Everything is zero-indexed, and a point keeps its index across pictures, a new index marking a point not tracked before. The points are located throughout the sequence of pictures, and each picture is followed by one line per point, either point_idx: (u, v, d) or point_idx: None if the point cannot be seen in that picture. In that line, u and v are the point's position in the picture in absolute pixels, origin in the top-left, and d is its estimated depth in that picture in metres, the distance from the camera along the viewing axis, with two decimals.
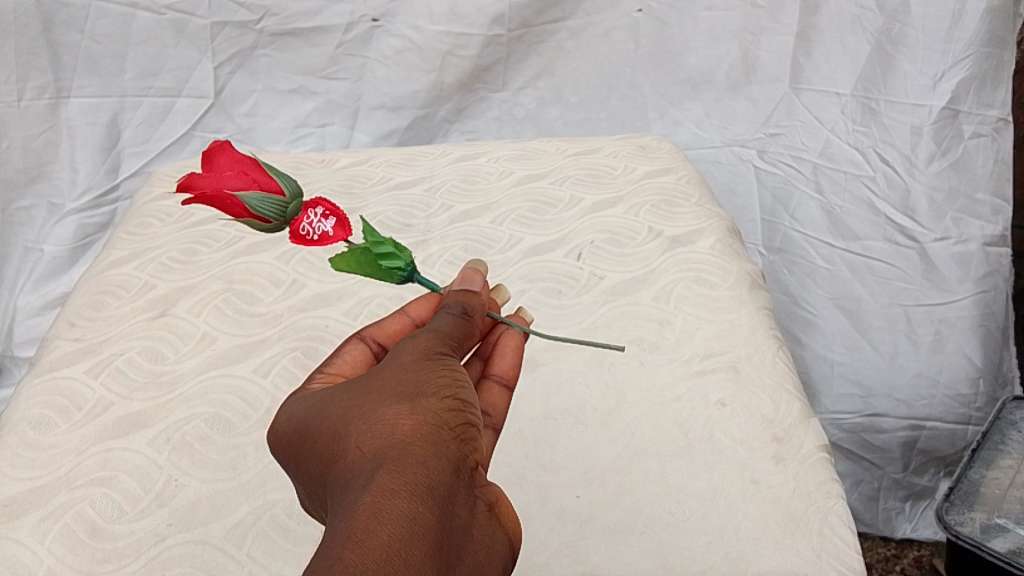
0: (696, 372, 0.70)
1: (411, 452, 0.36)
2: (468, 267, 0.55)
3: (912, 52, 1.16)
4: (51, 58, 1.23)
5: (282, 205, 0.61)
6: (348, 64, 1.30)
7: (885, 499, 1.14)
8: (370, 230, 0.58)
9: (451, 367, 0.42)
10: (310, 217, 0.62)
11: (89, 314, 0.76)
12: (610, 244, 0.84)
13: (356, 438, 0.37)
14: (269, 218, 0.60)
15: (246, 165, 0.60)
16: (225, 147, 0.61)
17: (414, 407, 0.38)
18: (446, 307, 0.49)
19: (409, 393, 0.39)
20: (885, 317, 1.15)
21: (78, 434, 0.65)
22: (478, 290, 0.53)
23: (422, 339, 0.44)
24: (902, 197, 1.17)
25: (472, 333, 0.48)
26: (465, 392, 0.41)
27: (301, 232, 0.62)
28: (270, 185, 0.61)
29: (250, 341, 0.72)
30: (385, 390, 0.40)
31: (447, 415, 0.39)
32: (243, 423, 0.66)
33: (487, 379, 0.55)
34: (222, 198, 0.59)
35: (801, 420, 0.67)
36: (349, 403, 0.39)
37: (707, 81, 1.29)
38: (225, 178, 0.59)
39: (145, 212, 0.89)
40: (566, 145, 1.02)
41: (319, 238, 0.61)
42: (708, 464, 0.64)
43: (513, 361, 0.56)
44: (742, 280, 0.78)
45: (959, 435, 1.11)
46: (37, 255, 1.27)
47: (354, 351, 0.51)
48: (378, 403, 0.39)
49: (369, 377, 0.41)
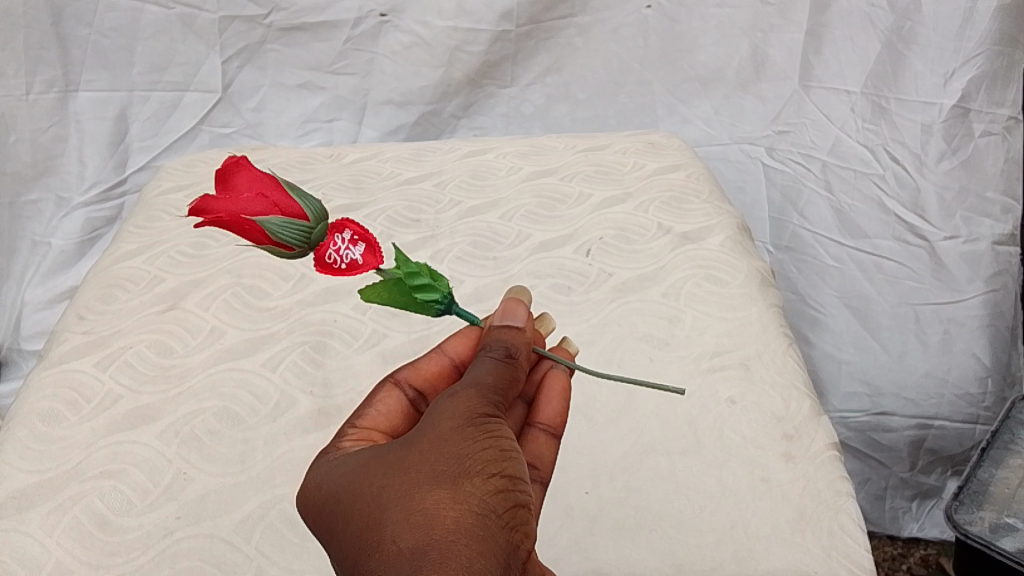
0: (706, 369, 0.70)
1: (454, 552, 0.35)
2: (509, 295, 0.53)
3: (922, 51, 1.16)
4: (60, 52, 1.23)
5: (306, 230, 0.57)
6: (356, 59, 1.30)
7: (892, 498, 1.14)
8: (404, 259, 0.56)
9: (495, 432, 0.41)
10: (338, 244, 0.60)
11: (99, 308, 0.76)
12: (620, 240, 0.83)
13: (395, 528, 0.37)
14: (292, 245, 0.56)
15: (265, 185, 0.57)
16: (244, 167, 0.59)
17: (457, 492, 0.38)
18: (489, 349, 0.48)
19: (451, 473, 0.38)
20: (894, 316, 1.15)
21: (87, 427, 0.65)
22: (521, 325, 0.50)
23: (463, 397, 0.42)
24: (912, 196, 1.17)
25: (517, 378, 0.47)
26: (512, 465, 0.40)
27: (328, 260, 0.59)
28: (291, 208, 0.57)
29: (259, 336, 0.72)
30: (425, 468, 0.39)
31: (492, 500, 0.38)
32: (253, 416, 0.65)
33: (531, 427, 0.55)
34: (239, 222, 0.55)
35: (812, 418, 0.67)
36: (386, 482, 0.39)
37: (716, 78, 1.29)
38: (243, 202, 0.56)
39: (153, 206, 0.89)
40: (575, 141, 1.01)
41: (348, 267, 0.59)
42: (718, 461, 0.63)
43: (560, 408, 0.55)
44: (752, 278, 0.78)
45: (968, 434, 1.11)
46: (45, 249, 1.27)
47: (388, 399, 0.51)
48: (418, 486, 0.38)
49: (407, 446, 0.40)
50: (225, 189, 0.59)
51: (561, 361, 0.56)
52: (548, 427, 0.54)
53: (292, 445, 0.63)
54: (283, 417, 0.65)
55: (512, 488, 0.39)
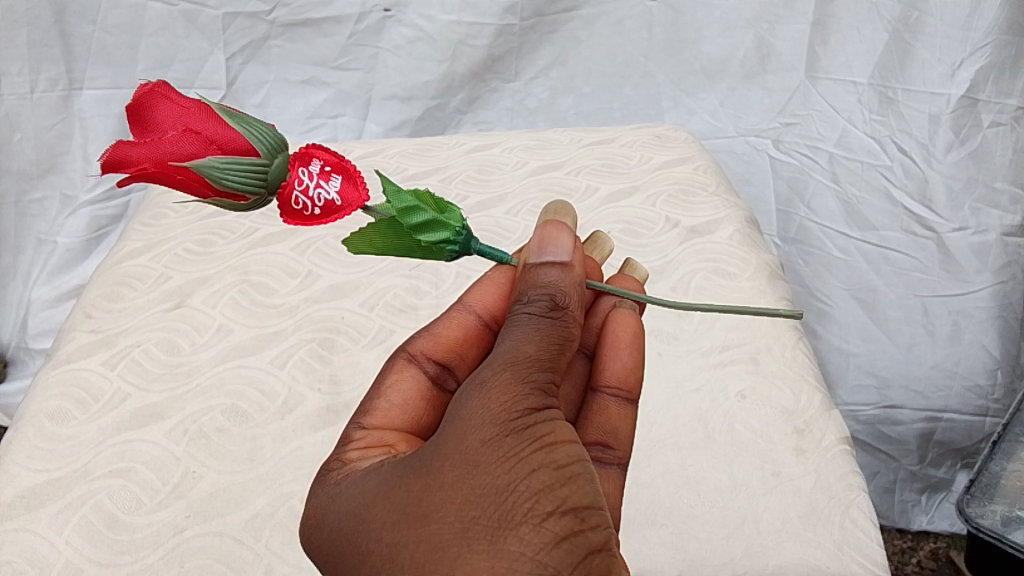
0: (715, 363, 0.69)
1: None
2: (547, 221, 0.52)
3: (929, 41, 1.15)
4: (64, 50, 1.23)
5: (258, 170, 0.52)
6: (360, 54, 1.29)
7: (901, 491, 1.13)
8: (396, 196, 0.53)
9: (540, 446, 0.39)
10: (306, 186, 0.53)
11: (106, 305, 0.75)
12: (627, 234, 0.83)
13: None
14: (243, 192, 0.51)
15: (194, 121, 0.51)
16: (164, 104, 0.51)
17: (500, 554, 0.36)
18: (529, 305, 0.46)
19: (492, 525, 0.36)
20: (902, 308, 1.14)
21: (95, 425, 0.65)
22: (567, 260, 0.49)
23: (497, 397, 0.40)
24: (920, 187, 1.16)
25: (562, 340, 0.45)
26: (570, 493, 0.38)
27: (297, 207, 0.53)
28: (233, 145, 0.51)
29: (266, 333, 0.72)
30: (458, 522, 0.37)
31: (549, 557, 0.36)
32: (261, 414, 0.65)
33: (602, 393, 0.56)
34: (172, 171, 0.49)
35: (823, 411, 0.66)
36: (414, 537, 0.37)
37: (721, 70, 1.28)
38: (170, 145, 0.49)
39: (159, 203, 0.89)
40: (581, 134, 1.01)
41: (326, 210, 0.54)
42: (728, 457, 0.63)
43: (629, 363, 0.56)
44: (762, 271, 0.78)
45: (977, 426, 1.11)
46: (50, 247, 1.28)
47: (401, 383, 0.52)
48: (452, 546, 0.36)
49: (435, 482, 0.38)
50: (141, 129, 0.51)
51: (624, 295, 0.55)
52: (616, 391, 0.56)
53: (301, 442, 0.63)
54: (291, 415, 0.65)
55: (571, 532, 0.37)
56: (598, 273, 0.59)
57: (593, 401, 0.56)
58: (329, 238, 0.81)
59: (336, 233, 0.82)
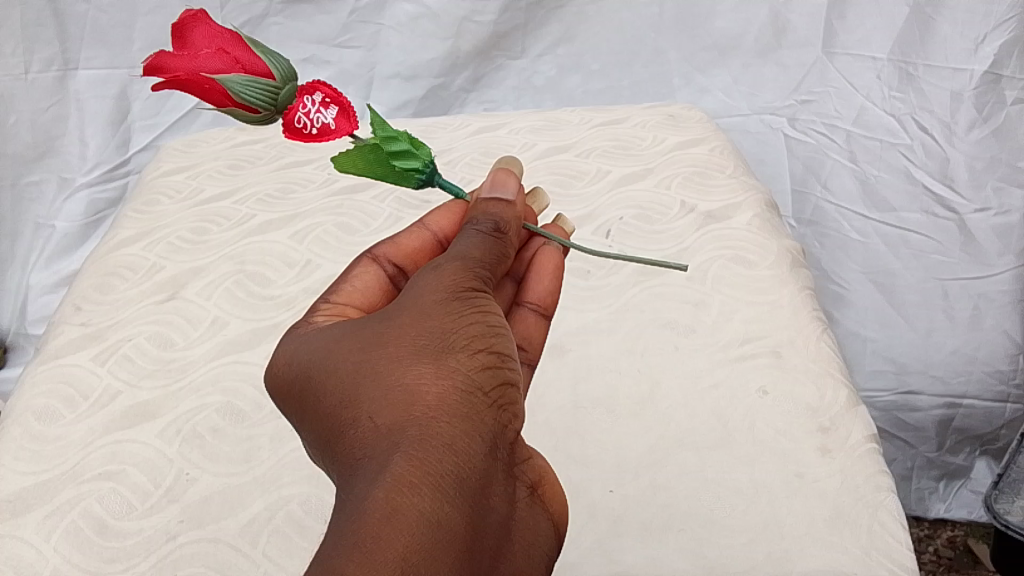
0: (736, 357, 0.65)
1: (437, 429, 0.37)
2: (500, 167, 0.53)
3: (952, 15, 1.12)
4: (58, 29, 1.19)
5: (273, 90, 0.49)
6: (362, 31, 1.26)
7: (918, 479, 1.11)
8: (381, 123, 0.51)
9: (480, 309, 0.42)
10: (307, 106, 0.51)
11: (97, 297, 0.72)
12: (640, 220, 0.79)
13: (377, 406, 0.38)
14: (257, 108, 0.49)
15: (224, 41, 0.49)
16: (201, 20, 0.49)
17: (440, 369, 0.39)
18: (477, 224, 0.48)
19: (434, 350, 0.39)
20: (921, 292, 1.10)
21: (84, 425, 0.62)
22: (512, 199, 0.50)
23: (449, 271, 0.44)
24: (941, 165, 1.13)
25: (504, 255, 0.48)
26: (498, 342, 0.41)
27: (297, 125, 0.51)
28: (256, 67, 0.49)
29: (262, 327, 0.68)
30: (406, 347, 0.40)
31: (477, 376, 0.39)
32: (257, 413, 0.62)
33: (522, 306, 0.55)
34: (198, 82, 0.47)
35: (848, 408, 0.63)
36: (366, 357, 0.40)
37: (734, 47, 1.24)
38: (201, 58, 0.47)
39: (153, 190, 0.86)
40: (592, 115, 0.97)
41: (320, 133, 0.51)
42: (749, 456, 0.60)
43: (551, 288, 0.55)
44: (783, 260, 0.73)
45: (997, 412, 1.07)
46: (48, 232, 1.26)
47: (366, 274, 0.50)
48: (399, 361, 0.39)
49: (391, 320, 0.41)
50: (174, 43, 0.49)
51: (553, 239, 0.54)
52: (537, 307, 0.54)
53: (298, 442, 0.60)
54: None
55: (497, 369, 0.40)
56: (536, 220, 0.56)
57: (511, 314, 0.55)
58: (329, 226, 0.78)
59: (337, 220, 0.79)
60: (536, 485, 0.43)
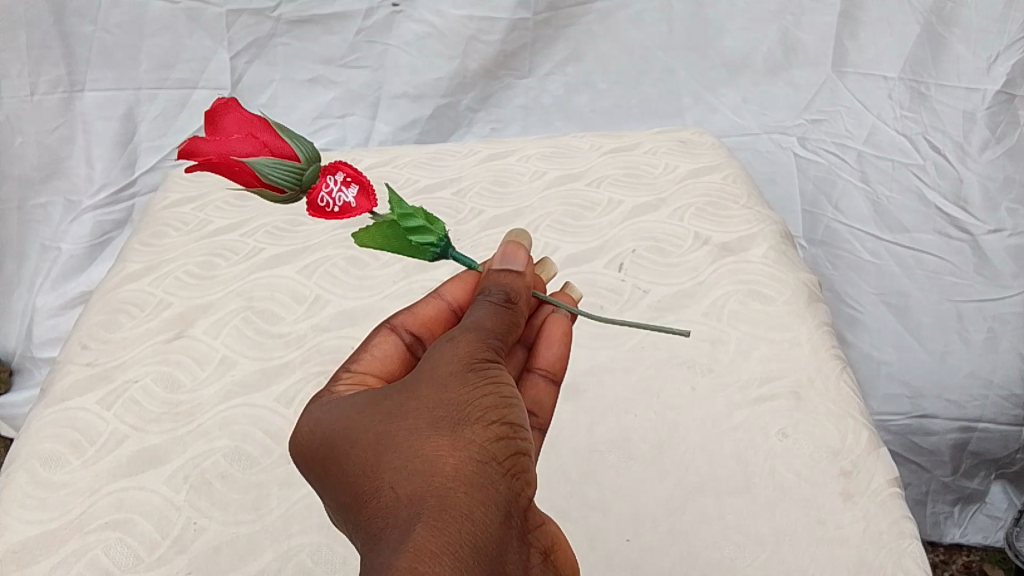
0: (754, 399, 0.64)
1: (454, 498, 0.35)
2: (510, 239, 0.52)
3: (964, 34, 1.09)
4: (64, 51, 1.18)
5: (297, 171, 0.55)
6: (368, 51, 1.24)
7: (933, 504, 1.09)
8: (397, 201, 0.54)
9: (494, 378, 0.41)
10: (329, 186, 0.56)
11: (103, 335, 0.71)
12: (654, 252, 0.78)
13: (396, 478, 0.36)
14: (282, 187, 0.54)
15: (256, 126, 0.54)
16: (232, 106, 0.54)
17: (457, 440, 0.37)
18: (488, 292, 0.47)
19: (451, 421, 0.38)
20: (935, 314, 1.09)
21: (90, 471, 0.61)
22: (522, 269, 0.49)
23: (463, 341, 0.42)
24: (954, 187, 1.11)
25: (517, 324, 0.46)
26: (514, 412, 0.40)
27: (319, 203, 0.56)
28: (282, 149, 0.54)
29: (271, 367, 0.67)
30: (423, 418, 0.38)
31: (493, 446, 0.38)
32: (267, 458, 0.61)
33: (531, 373, 0.55)
34: (229, 164, 0.52)
35: (870, 451, 0.61)
36: (383, 428, 0.39)
37: (744, 65, 1.23)
38: (234, 143, 0.53)
39: (161, 219, 0.86)
40: (603, 141, 0.96)
41: (341, 211, 0.56)
42: (771, 502, 0.58)
43: (559, 353, 0.55)
44: (801, 294, 0.72)
45: (1013, 436, 1.05)
46: (54, 254, 1.25)
47: (385, 344, 0.50)
48: (417, 432, 0.38)
49: (408, 391, 0.40)
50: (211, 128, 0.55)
51: (562, 306, 0.54)
52: (546, 373, 0.55)
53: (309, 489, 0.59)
54: None
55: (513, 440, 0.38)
56: (544, 288, 0.57)
57: (522, 381, 0.55)
58: (339, 258, 0.77)
59: (346, 253, 0.78)
60: (549, 551, 0.40)
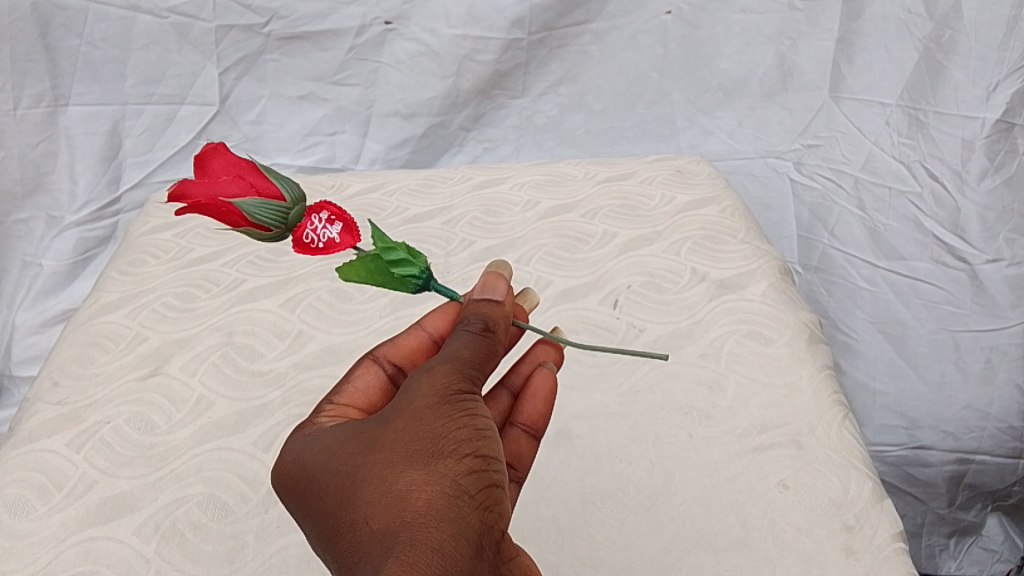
0: (753, 447, 0.61)
1: (425, 534, 0.33)
2: (490, 270, 0.49)
3: (963, 61, 1.06)
4: (48, 65, 1.15)
5: (283, 211, 0.52)
6: (359, 69, 1.22)
7: (929, 536, 1.05)
8: (380, 234, 0.51)
9: (472, 409, 0.38)
10: (314, 223, 0.54)
11: (75, 371, 0.68)
12: (650, 289, 0.75)
13: (369, 512, 0.35)
14: (269, 226, 0.52)
15: (242, 169, 0.52)
16: (219, 150, 0.53)
17: (430, 474, 0.35)
18: (467, 322, 0.44)
19: (425, 454, 0.36)
20: (932, 344, 1.06)
21: (56, 520, 0.57)
22: (501, 299, 0.47)
23: (440, 371, 0.40)
24: (952, 216, 1.08)
25: (497, 352, 0.43)
26: (489, 444, 0.37)
27: (304, 241, 0.54)
28: (269, 190, 0.52)
29: (250, 408, 0.64)
30: (398, 449, 0.36)
31: (466, 480, 0.35)
32: (242, 506, 0.58)
33: (512, 426, 0.52)
34: (217, 206, 0.50)
35: (873, 503, 0.58)
36: (358, 461, 0.37)
37: (741, 88, 1.21)
38: (220, 183, 0.51)
39: (142, 245, 0.83)
40: (597, 169, 0.94)
41: (325, 247, 0.54)
42: (770, 559, 0.55)
43: (542, 409, 0.52)
44: (801, 334, 0.70)
45: (1009, 469, 1.01)
46: (35, 271, 1.20)
47: (366, 375, 0.47)
48: (391, 466, 0.36)
49: (384, 423, 0.38)
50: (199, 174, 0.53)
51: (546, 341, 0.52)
52: (527, 429, 0.52)
53: (285, 541, 0.56)
54: (277, 507, 0.57)
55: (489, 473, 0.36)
56: (526, 318, 0.54)
57: (502, 432, 0.52)
58: (323, 291, 0.74)
59: (330, 285, 0.75)
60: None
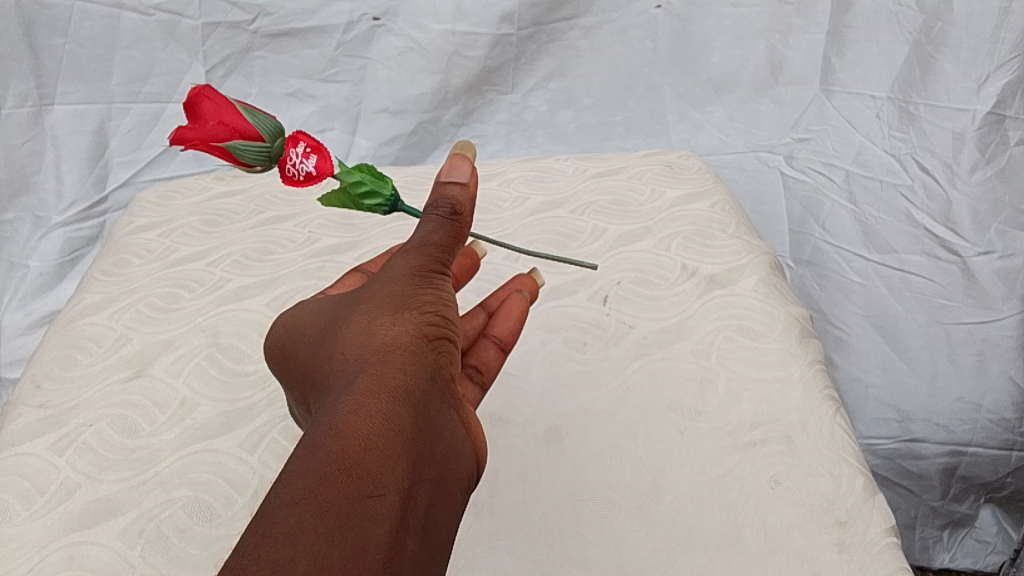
0: (744, 444, 0.61)
1: (391, 356, 0.39)
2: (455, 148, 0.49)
3: (954, 53, 1.06)
4: (32, 64, 1.13)
5: (265, 148, 0.55)
6: (348, 65, 1.21)
7: (922, 528, 1.06)
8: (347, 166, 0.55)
9: (438, 282, 0.44)
10: (293, 157, 0.56)
11: (58, 374, 0.67)
12: (640, 285, 0.75)
13: (346, 344, 0.40)
14: (252, 163, 0.55)
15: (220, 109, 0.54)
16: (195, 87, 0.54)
17: (395, 317, 0.41)
18: (431, 207, 0.46)
19: (394, 302, 0.42)
20: (924, 336, 1.05)
21: (39, 525, 0.57)
22: (467, 180, 0.47)
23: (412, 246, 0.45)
24: (943, 209, 1.08)
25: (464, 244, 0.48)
26: (451, 308, 0.43)
27: (289, 173, 0.57)
28: (247, 128, 0.55)
29: (236, 409, 0.63)
30: (373, 300, 0.42)
31: (428, 326, 0.41)
32: (228, 509, 0.57)
33: (483, 339, 0.58)
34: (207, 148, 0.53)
35: (866, 498, 0.58)
36: (340, 313, 0.43)
37: (731, 82, 1.20)
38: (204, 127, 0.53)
39: (127, 246, 0.82)
40: (587, 164, 0.94)
41: (306, 179, 0.57)
42: (761, 557, 0.54)
43: (513, 327, 0.58)
44: (792, 329, 0.69)
45: (1002, 460, 1.02)
46: (22, 271, 1.20)
47: None
48: (364, 312, 0.41)
49: (362, 288, 0.44)
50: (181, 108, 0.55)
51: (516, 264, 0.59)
52: (497, 340, 0.58)
53: None
54: None
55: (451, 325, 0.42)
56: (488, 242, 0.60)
57: (474, 344, 0.58)
58: (309, 291, 0.74)
59: (317, 285, 0.75)
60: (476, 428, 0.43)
